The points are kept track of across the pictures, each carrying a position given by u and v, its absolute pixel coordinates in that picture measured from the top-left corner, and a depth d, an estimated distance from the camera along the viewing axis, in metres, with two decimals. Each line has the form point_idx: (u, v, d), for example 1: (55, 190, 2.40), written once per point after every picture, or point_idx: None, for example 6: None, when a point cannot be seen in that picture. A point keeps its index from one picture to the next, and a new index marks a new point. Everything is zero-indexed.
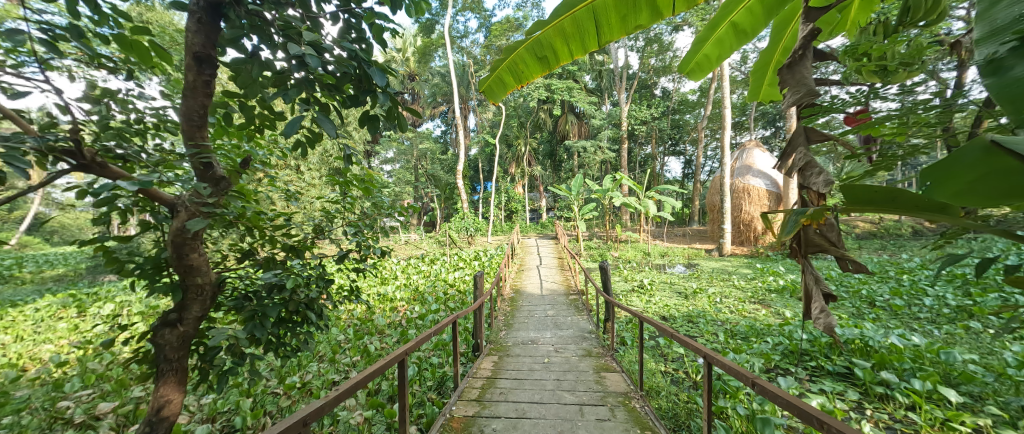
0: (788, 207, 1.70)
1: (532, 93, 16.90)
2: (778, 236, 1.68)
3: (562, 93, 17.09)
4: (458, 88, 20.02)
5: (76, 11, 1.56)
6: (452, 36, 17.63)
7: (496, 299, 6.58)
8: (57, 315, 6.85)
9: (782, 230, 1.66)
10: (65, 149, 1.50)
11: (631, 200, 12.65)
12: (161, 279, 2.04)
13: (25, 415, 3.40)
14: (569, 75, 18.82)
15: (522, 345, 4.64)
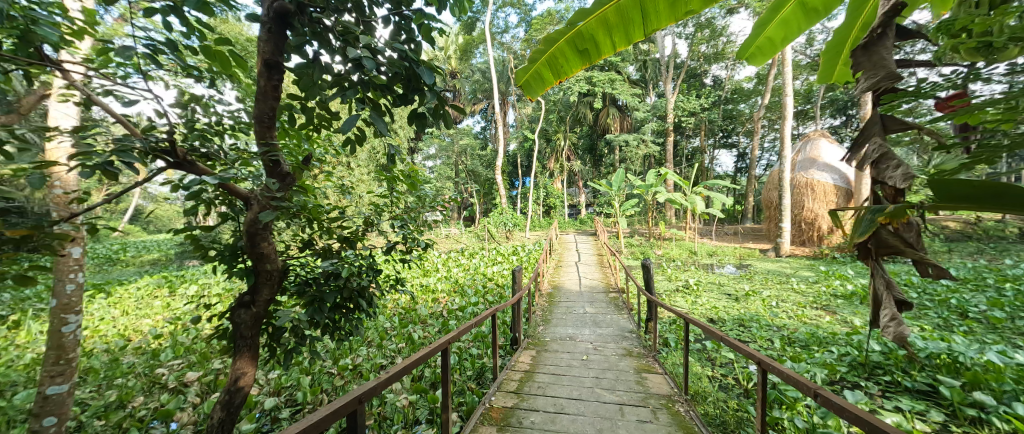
0: (861, 205, 1.59)
1: (573, 86, 16.60)
2: (849, 237, 1.59)
3: (604, 85, 16.72)
4: (497, 83, 20.14)
5: (172, 28, 1.74)
6: (494, 32, 17.75)
7: (534, 294, 6.60)
8: (152, 293, 7.82)
9: (855, 231, 1.56)
10: (162, 148, 1.68)
11: (677, 196, 12.15)
12: (237, 264, 2.25)
13: (131, 379, 3.93)
14: (612, 67, 18.31)
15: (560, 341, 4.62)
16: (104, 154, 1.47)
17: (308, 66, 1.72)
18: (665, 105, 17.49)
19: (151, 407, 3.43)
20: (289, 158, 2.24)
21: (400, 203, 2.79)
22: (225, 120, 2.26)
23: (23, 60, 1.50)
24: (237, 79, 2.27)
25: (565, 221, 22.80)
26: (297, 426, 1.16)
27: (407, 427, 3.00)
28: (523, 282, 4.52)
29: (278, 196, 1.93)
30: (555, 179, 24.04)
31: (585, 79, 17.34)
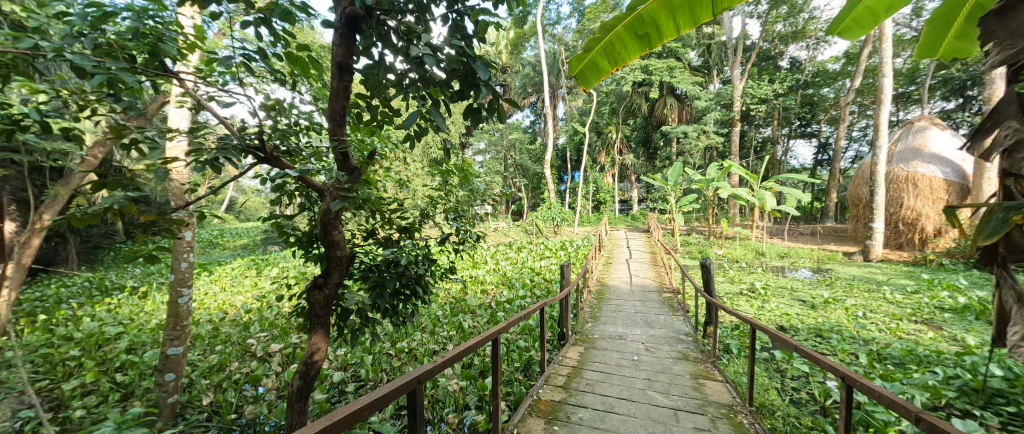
0: (995, 204, 1.40)
1: (629, 76, 15.95)
2: (976, 241, 1.40)
3: (661, 73, 15.90)
4: (548, 76, 20.01)
5: (263, 39, 1.94)
6: (545, 24, 17.61)
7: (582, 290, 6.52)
8: (243, 273, 8.89)
9: (982, 234, 1.38)
10: (253, 145, 1.88)
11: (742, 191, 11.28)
12: (312, 249, 2.48)
13: (226, 346, 4.50)
14: (671, 53, 17.32)
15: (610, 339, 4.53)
16: (210, 151, 1.68)
17: (374, 67, 1.81)
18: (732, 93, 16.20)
19: (244, 372, 3.91)
20: (356, 154, 2.41)
21: (455, 196, 2.89)
22: (302, 120, 2.49)
23: (152, 72, 1.74)
24: (312, 83, 2.48)
25: (617, 217, 22.17)
26: (362, 402, 1.25)
27: (457, 411, 3.14)
28: (572, 279, 4.48)
29: (346, 188, 2.08)
30: (607, 173, 23.39)
31: (641, 67, 16.62)
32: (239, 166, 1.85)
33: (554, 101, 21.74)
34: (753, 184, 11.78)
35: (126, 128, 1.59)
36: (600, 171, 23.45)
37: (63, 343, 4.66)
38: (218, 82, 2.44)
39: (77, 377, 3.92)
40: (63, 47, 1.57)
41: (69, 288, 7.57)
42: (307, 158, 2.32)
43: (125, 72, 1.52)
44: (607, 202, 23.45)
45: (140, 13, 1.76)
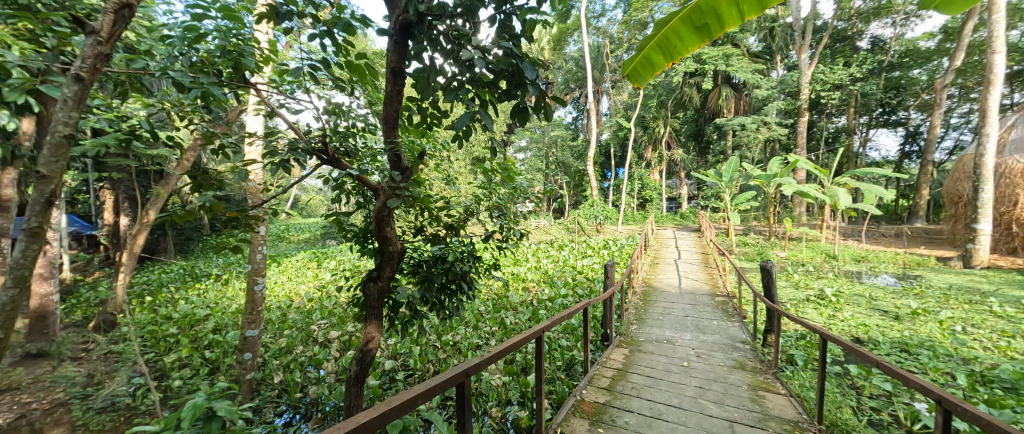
0: None
1: (680, 67, 15.11)
2: None
3: (717, 62, 14.89)
4: (592, 70, 19.58)
5: (327, 50, 2.10)
6: (589, 17, 17.20)
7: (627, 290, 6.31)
8: (306, 264, 9.68)
9: None
10: (319, 148, 2.05)
11: (810, 188, 10.25)
12: (367, 244, 2.63)
13: (292, 331, 4.93)
14: (728, 39, 16.14)
15: (659, 343, 4.35)
16: (283, 154, 1.87)
17: (425, 71, 1.88)
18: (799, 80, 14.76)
19: (308, 355, 4.27)
20: (407, 154, 2.51)
21: (498, 193, 2.92)
22: (358, 123, 2.65)
23: (235, 85, 1.96)
24: (367, 88, 2.64)
25: (665, 215, 21.21)
26: (410, 393, 1.30)
27: (500, 405, 3.19)
28: (618, 279, 4.36)
29: (399, 187, 2.19)
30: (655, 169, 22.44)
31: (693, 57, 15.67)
32: (305, 166, 2.03)
33: (599, 96, 21.20)
34: (824, 180, 10.70)
35: (214, 135, 1.81)
36: (648, 167, 22.55)
37: (164, 322, 5.38)
38: (288, 90, 2.67)
39: (175, 352, 4.52)
40: (166, 66, 1.82)
41: (168, 274, 8.71)
42: (363, 158, 2.49)
43: (215, 86, 1.74)
44: (655, 200, 22.51)
45: (226, 32, 1.99)
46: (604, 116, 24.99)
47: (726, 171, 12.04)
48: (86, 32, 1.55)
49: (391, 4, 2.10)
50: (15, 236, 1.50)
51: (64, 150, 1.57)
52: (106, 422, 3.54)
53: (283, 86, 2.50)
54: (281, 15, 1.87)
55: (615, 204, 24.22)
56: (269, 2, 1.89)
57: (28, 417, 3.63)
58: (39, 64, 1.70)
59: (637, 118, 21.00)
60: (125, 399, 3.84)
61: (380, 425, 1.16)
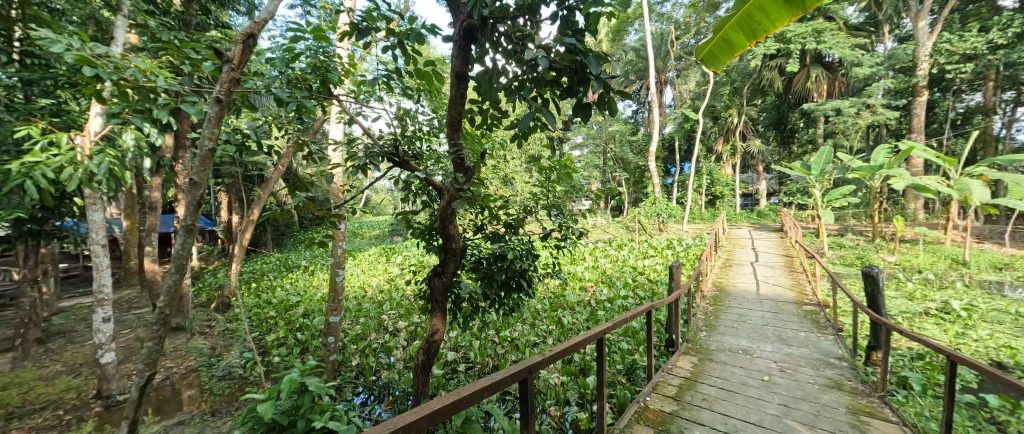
0: None
1: (759, 48, 13.55)
2: None
3: (805, 40, 13.06)
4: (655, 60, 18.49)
5: (399, 61, 2.25)
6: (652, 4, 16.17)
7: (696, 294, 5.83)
8: (378, 259, 10.53)
9: None
10: (391, 152, 2.23)
11: (930, 181, 8.55)
12: (432, 241, 2.77)
13: (364, 320, 5.39)
14: (821, 12, 14.09)
15: (737, 353, 3.96)
16: (361, 158, 2.07)
17: (487, 73, 1.93)
18: (916, 52, 12.45)
19: (379, 342, 4.64)
20: (469, 154, 2.60)
21: (555, 192, 2.89)
22: (424, 127, 2.80)
23: (321, 97, 2.20)
24: (431, 94, 2.80)
25: (739, 213, 19.30)
26: (474, 384, 1.35)
27: (559, 404, 3.18)
28: (688, 282, 4.07)
29: (462, 188, 2.27)
30: (727, 163, 20.53)
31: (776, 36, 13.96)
32: (379, 168, 2.21)
33: (663, 87, 19.90)
34: (950, 171, 8.88)
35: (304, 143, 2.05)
36: (719, 161, 20.69)
37: (266, 306, 6.23)
38: (364, 99, 2.92)
39: (275, 332, 5.21)
40: (270, 84, 2.12)
41: (268, 265, 10.05)
42: (427, 160, 2.64)
43: (308, 100, 1.98)
44: (727, 196, 20.60)
45: (316, 51, 2.25)
46: (670, 108, 23.38)
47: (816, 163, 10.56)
48: (221, 61, 1.87)
49: (456, 11, 2.19)
50: (170, 230, 1.87)
51: (208, 160, 1.91)
52: (225, 388, 4.22)
53: (360, 96, 2.75)
54: (361, 32, 2.06)
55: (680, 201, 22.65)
56: (352, 21, 2.10)
57: (172, 378, 4.47)
58: (179, 88, 2.09)
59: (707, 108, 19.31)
60: (238, 370, 4.52)
61: (450, 412, 1.22)
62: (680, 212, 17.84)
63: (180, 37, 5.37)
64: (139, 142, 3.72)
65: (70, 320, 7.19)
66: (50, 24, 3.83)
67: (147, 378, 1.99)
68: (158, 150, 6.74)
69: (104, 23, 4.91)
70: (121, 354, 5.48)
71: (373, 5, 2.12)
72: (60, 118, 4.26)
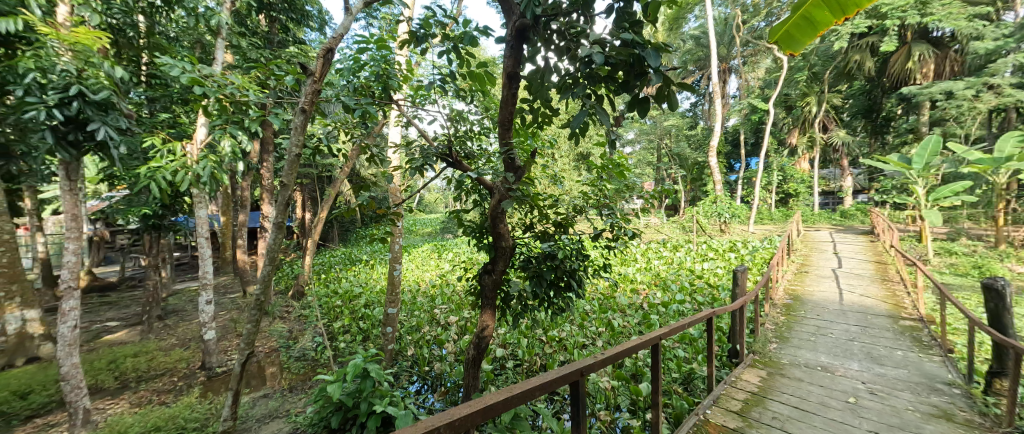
0: None
1: (845, 27, 11.96)
2: None
3: (905, 14, 11.17)
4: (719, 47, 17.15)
5: (455, 64, 2.32)
6: None
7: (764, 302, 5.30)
8: (431, 255, 11.04)
9: None
10: (445, 152, 2.33)
11: None
12: (483, 238, 2.82)
13: (417, 313, 5.68)
14: None
15: (816, 370, 3.54)
16: (419, 159, 2.18)
17: (538, 72, 1.92)
18: None
19: (432, 335, 4.85)
20: (519, 154, 2.60)
21: (606, 191, 2.81)
22: (475, 128, 2.87)
23: (382, 102, 2.35)
24: (482, 95, 2.87)
25: (817, 213, 17.31)
26: (524, 383, 1.34)
27: (609, 409, 3.09)
28: (757, 289, 3.72)
29: (513, 186, 2.27)
30: (804, 157, 18.47)
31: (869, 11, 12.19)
32: (432, 169, 2.30)
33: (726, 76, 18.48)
34: None
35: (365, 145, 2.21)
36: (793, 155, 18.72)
37: (333, 297, 6.82)
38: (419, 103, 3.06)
39: (341, 321, 5.68)
40: (338, 92, 2.30)
41: (335, 259, 10.98)
42: (478, 159, 2.71)
43: (371, 106, 2.14)
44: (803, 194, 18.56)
45: (378, 60, 2.40)
46: (736, 98, 21.65)
47: (918, 156, 9.02)
48: (304, 74, 2.09)
49: (508, 12, 2.21)
50: (265, 226, 2.14)
51: (293, 163, 2.14)
52: (300, 367, 4.68)
53: (417, 100, 2.91)
54: (418, 40, 2.17)
55: (745, 199, 20.92)
56: (411, 30, 2.23)
57: (258, 356, 5.08)
58: (263, 101, 2.35)
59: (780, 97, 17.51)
60: (310, 352, 5.01)
61: (503, 409, 1.22)
62: (745, 212, 16.44)
63: (263, 54, 6.08)
64: (232, 147, 4.27)
65: (181, 301, 8.49)
66: (167, 50, 4.69)
67: (245, 356, 2.29)
68: (246, 155, 7.68)
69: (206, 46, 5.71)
70: (220, 331, 6.34)
71: (430, 13, 2.23)
72: (174, 129, 5.02)
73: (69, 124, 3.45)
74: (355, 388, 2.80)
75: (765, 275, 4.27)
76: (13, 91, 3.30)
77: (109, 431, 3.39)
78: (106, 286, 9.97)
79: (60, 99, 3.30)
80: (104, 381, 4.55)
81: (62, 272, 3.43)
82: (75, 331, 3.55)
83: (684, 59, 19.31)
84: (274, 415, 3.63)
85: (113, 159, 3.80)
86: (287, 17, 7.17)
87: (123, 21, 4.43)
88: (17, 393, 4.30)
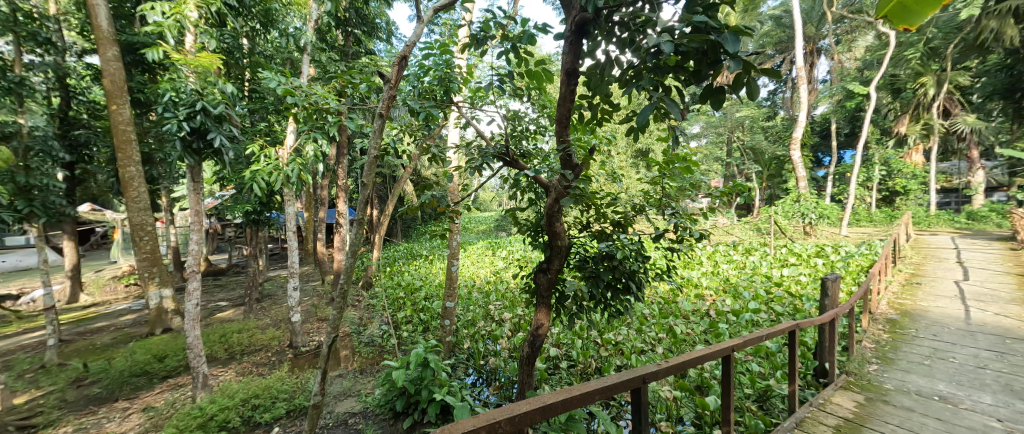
0: None
1: None
2: None
3: None
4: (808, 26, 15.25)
5: (514, 63, 2.33)
6: None
7: (862, 317, 4.58)
8: (486, 251, 11.36)
9: None
10: (501, 152, 2.38)
11: None
12: (539, 237, 2.80)
13: (472, 308, 5.87)
14: None
15: (931, 399, 2.99)
16: (479, 159, 2.24)
17: (599, 66, 1.86)
18: None
19: (486, 330, 4.97)
20: (577, 152, 2.54)
21: (669, 189, 2.63)
22: (531, 127, 2.88)
23: (443, 104, 2.45)
24: (538, 94, 2.87)
25: (934, 214, 14.66)
26: (583, 385, 1.32)
27: (671, 421, 2.91)
28: (853, 301, 3.25)
29: (571, 184, 2.23)
30: (917, 149, 15.73)
31: None
32: (490, 168, 2.35)
33: (814, 59, 16.43)
34: None
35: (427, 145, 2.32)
36: (903, 146, 16.07)
37: (398, 289, 7.31)
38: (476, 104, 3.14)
39: (405, 311, 6.06)
40: (403, 97, 2.44)
41: (400, 253, 11.75)
42: (534, 158, 2.72)
43: (434, 109, 2.25)
44: (914, 192, 15.84)
45: (440, 65, 2.51)
46: (824, 83, 19.31)
47: None
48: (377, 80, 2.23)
49: (568, 7, 2.17)
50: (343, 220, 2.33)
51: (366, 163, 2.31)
52: (370, 352, 5.10)
53: (475, 102, 3.00)
54: (479, 42, 2.23)
55: (837, 198, 18.43)
56: (471, 33, 2.29)
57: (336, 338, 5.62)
58: (338, 108, 2.57)
59: (883, 79, 15.21)
60: (378, 338, 5.43)
61: (561, 409, 1.22)
62: (838, 212, 14.46)
63: (339, 66, 6.79)
64: (314, 151, 4.79)
65: (274, 286, 9.70)
66: (265, 67, 5.38)
67: (331, 338, 2.16)
68: (326, 157, 8.55)
69: (293, 62, 6.50)
70: (305, 315, 7.13)
71: (489, 15, 2.27)
72: (269, 136, 5.75)
73: (193, 135, 4.10)
74: (416, 376, 2.99)
75: (863, 285, 3.71)
76: (155, 109, 4.02)
77: (221, 394, 3.99)
78: (219, 271, 11.74)
79: (188, 114, 3.93)
80: (218, 352, 5.35)
81: (187, 258, 4.11)
82: (197, 308, 4.25)
83: (763, 42, 17.55)
84: (347, 394, 4.01)
85: (224, 163, 4.46)
86: (360, 30, 8.15)
87: (231, 45, 5.19)
88: (156, 356, 5.25)
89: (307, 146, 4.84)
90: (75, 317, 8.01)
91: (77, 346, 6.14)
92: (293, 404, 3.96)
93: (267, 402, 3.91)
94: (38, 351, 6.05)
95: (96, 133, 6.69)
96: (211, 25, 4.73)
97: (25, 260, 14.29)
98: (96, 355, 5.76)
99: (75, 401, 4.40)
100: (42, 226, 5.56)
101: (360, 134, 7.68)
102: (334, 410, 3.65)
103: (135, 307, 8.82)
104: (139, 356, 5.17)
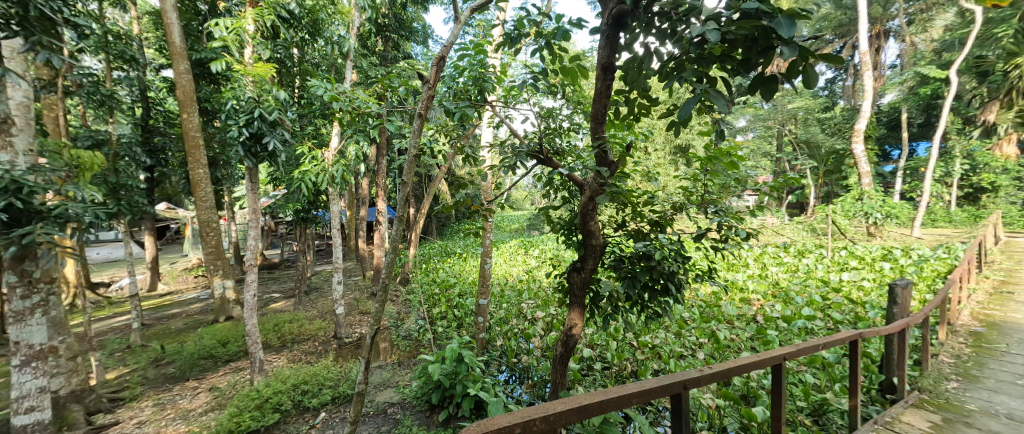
0: None
1: None
2: None
3: None
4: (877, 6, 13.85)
5: (549, 60, 2.30)
6: None
7: (938, 329, 4.10)
8: (519, 250, 11.38)
9: None
10: (535, 150, 2.37)
11: None
12: (573, 236, 2.76)
13: (505, 306, 5.91)
14: None
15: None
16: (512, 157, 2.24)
17: (637, 58, 1.79)
18: None
19: (518, 328, 4.99)
20: (613, 148, 2.48)
21: (711, 186, 2.49)
22: (565, 125, 2.84)
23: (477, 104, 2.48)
24: (573, 90, 2.83)
25: None
26: (620, 388, 1.29)
27: (713, 430, 2.79)
28: (928, 310, 2.92)
29: (606, 181, 2.17)
30: (1009, 139, 13.84)
31: None
32: (524, 166, 2.34)
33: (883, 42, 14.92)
34: None
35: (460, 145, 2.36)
36: (991, 137, 14.21)
37: (434, 285, 7.49)
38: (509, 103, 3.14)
39: (441, 307, 6.21)
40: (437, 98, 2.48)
41: (436, 251, 12.05)
42: (568, 156, 2.69)
43: (468, 109, 2.30)
44: (1005, 188, 13.67)
45: (475, 65, 2.54)
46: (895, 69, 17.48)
47: None
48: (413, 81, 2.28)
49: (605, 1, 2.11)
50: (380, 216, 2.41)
51: None
52: (408, 345, 5.29)
53: (508, 101, 3.01)
54: (513, 41, 2.23)
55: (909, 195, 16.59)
56: (505, 33, 2.29)
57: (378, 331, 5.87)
58: (376, 110, 2.67)
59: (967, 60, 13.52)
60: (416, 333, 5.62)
61: (597, 411, 1.20)
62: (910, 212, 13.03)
63: (379, 71, 7.07)
64: (356, 152, 5.04)
65: (320, 280, 10.32)
66: (312, 74, 5.72)
67: (373, 331, 2.22)
68: (367, 158, 8.95)
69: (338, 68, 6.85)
70: (349, 308, 7.52)
71: (524, 13, 2.26)
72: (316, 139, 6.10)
73: (252, 139, 4.44)
74: (451, 371, 3.05)
75: (939, 292, 3.32)
76: (219, 116, 4.41)
77: (275, 379, 4.30)
78: (273, 265, 12.66)
79: (247, 120, 4.26)
80: (273, 340, 5.78)
81: (246, 252, 4.49)
82: (254, 298, 4.61)
83: (821, 27, 16.20)
84: (387, 384, 4.19)
85: (278, 165, 4.79)
86: (398, 34, 8.47)
87: (283, 55, 5.56)
88: (221, 342, 5.75)
89: (349, 148, 5.09)
90: (154, 304, 8.96)
91: (156, 330, 6.87)
92: (338, 391, 4.20)
93: (315, 388, 4.18)
94: (125, 333, 6.83)
95: (171, 139, 7.43)
96: (267, 37, 5.10)
97: (115, 253, 16.20)
98: (172, 338, 6.41)
99: (155, 379, 4.93)
100: (129, 222, 6.27)
101: (398, 135, 7.96)
102: (374, 399, 3.85)
103: (203, 296, 9.72)
104: (206, 340, 5.69)
